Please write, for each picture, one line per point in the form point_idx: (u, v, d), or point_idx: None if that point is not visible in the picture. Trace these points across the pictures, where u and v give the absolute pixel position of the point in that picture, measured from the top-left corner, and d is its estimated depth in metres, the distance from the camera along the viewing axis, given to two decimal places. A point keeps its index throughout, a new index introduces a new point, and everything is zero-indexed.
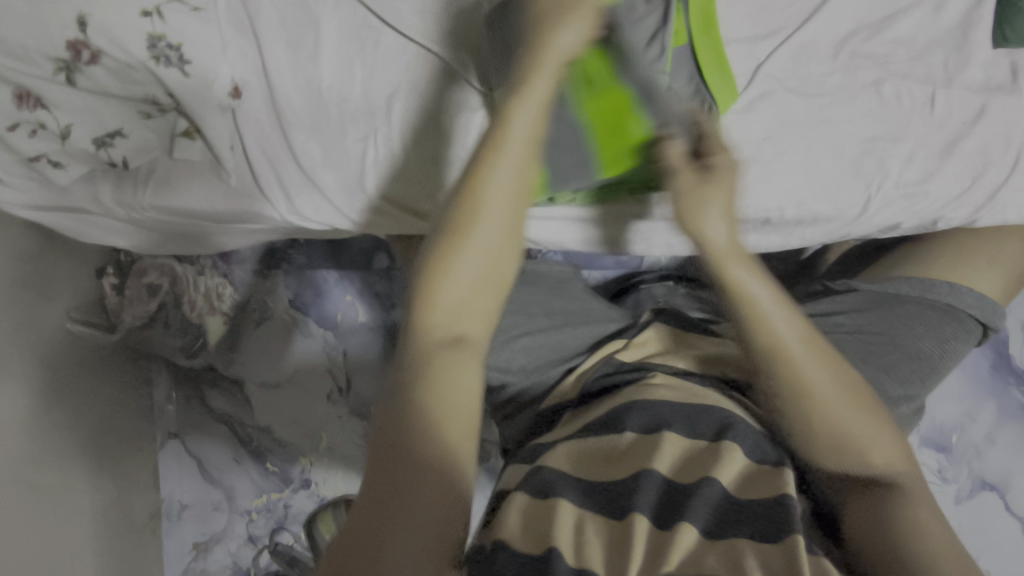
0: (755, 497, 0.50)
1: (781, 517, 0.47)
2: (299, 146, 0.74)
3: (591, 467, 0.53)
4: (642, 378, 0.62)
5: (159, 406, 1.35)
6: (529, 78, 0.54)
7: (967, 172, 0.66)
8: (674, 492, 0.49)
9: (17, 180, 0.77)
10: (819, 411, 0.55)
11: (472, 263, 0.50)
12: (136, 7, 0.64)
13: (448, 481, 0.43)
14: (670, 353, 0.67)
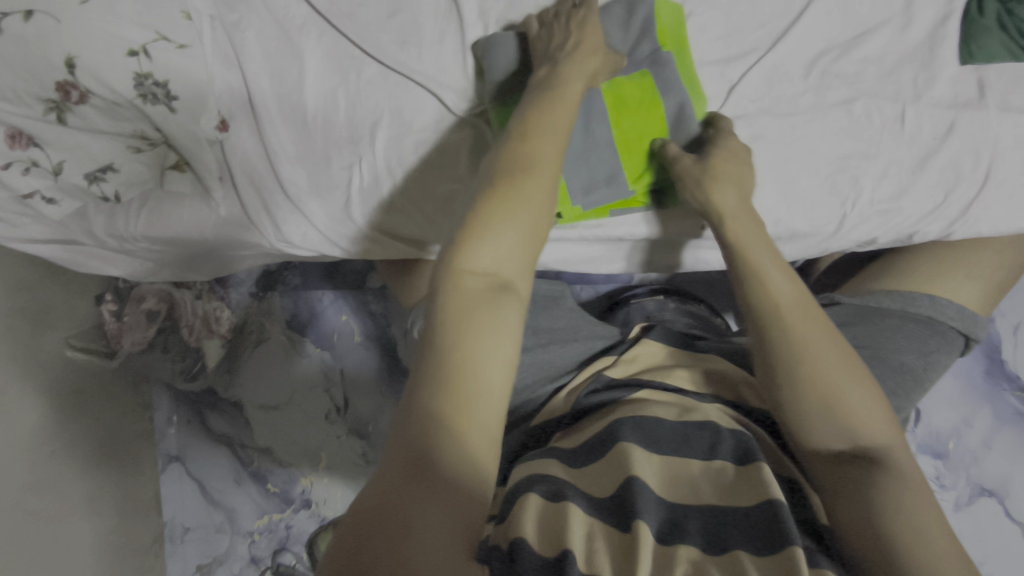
0: (750, 504, 0.49)
1: (780, 523, 0.46)
2: (285, 174, 0.75)
3: (584, 481, 0.53)
4: (629, 395, 0.62)
5: (161, 429, 1.35)
6: (546, 100, 0.60)
7: (939, 187, 0.66)
8: (666, 509, 0.49)
9: (12, 216, 0.79)
10: (807, 375, 0.55)
11: (513, 229, 0.52)
12: (122, 48, 0.65)
13: (476, 467, 0.44)
14: (659, 368, 0.67)
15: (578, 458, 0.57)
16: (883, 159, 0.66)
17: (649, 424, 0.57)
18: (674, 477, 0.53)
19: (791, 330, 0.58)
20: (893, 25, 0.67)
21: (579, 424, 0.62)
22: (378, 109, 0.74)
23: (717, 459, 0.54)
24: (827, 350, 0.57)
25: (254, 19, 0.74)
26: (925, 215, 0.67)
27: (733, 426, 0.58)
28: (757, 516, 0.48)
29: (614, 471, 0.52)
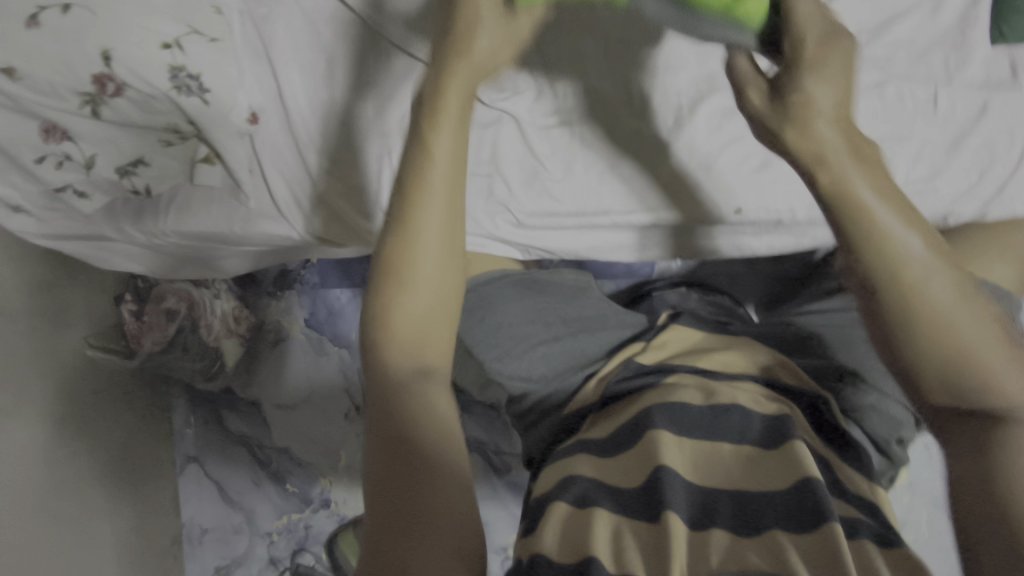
0: (777, 488, 0.48)
1: (809, 505, 0.46)
2: (314, 166, 0.77)
3: (611, 472, 0.53)
4: (660, 380, 0.61)
5: (179, 431, 1.38)
6: (453, 68, 0.52)
7: (974, 167, 0.66)
8: (697, 494, 0.49)
9: (43, 211, 0.79)
10: (930, 331, 0.46)
11: (431, 251, 0.50)
12: (156, 41, 0.66)
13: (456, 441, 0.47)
14: (691, 354, 0.66)
15: (607, 446, 0.56)
16: (918, 140, 0.65)
17: (679, 408, 0.56)
18: (705, 462, 0.52)
19: (914, 290, 0.46)
20: (923, 10, 0.64)
21: (609, 409, 0.62)
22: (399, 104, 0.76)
23: (747, 443, 0.53)
24: (957, 304, 0.46)
25: (282, 13, 0.73)
26: (959, 196, 0.66)
27: (766, 408, 0.57)
28: (788, 500, 0.47)
29: (645, 459, 0.52)
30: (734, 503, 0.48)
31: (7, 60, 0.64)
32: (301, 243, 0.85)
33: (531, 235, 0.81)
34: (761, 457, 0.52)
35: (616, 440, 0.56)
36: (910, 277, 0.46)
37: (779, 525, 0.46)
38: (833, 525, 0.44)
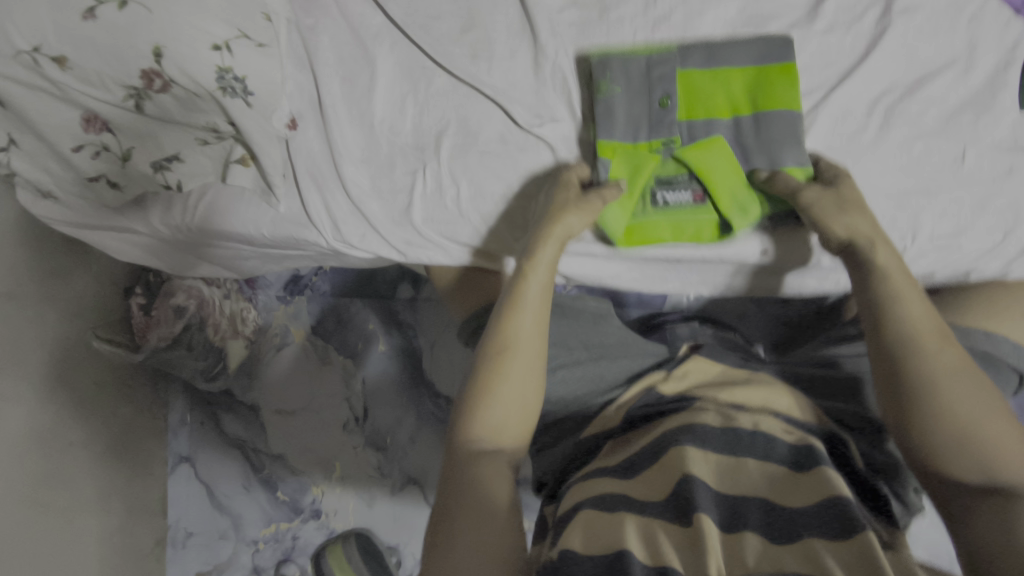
0: (805, 503, 0.48)
1: (843, 516, 0.46)
2: (348, 175, 0.77)
3: (636, 488, 0.53)
4: (685, 405, 0.61)
5: (174, 429, 1.36)
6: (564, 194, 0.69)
7: (999, 227, 0.66)
8: (724, 502, 0.49)
9: (71, 199, 0.80)
10: (940, 391, 0.56)
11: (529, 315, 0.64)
12: (206, 41, 0.67)
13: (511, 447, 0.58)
14: (713, 384, 0.66)
15: (629, 467, 0.56)
16: (943, 197, 0.66)
17: (702, 429, 0.56)
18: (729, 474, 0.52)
19: (926, 358, 0.57)
20: (956, 69, 0.65)
21: (629, 432, 0.62)
22: (436, 119, 0.76)
23: (772, 461, 0.53)
24: (961, 374, 0.56)
25: (330, 25, 0.77)
26: (983, 254, 0.67)
27: (790, 435, 0.57)
28: (818, 512, 0.47)
29: (668, 474, 0.52)
30: (761, 505, 0.49)
31: (59, 49, 0.64)
32: (323, 250, 0.85)
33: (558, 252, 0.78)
34: (787, 476, 0.52)
35: (642, 458, 0.56)
36: (924, 348, 0.58)
37: (811, 532, 0.46)
38: (863, 530, 0.45)
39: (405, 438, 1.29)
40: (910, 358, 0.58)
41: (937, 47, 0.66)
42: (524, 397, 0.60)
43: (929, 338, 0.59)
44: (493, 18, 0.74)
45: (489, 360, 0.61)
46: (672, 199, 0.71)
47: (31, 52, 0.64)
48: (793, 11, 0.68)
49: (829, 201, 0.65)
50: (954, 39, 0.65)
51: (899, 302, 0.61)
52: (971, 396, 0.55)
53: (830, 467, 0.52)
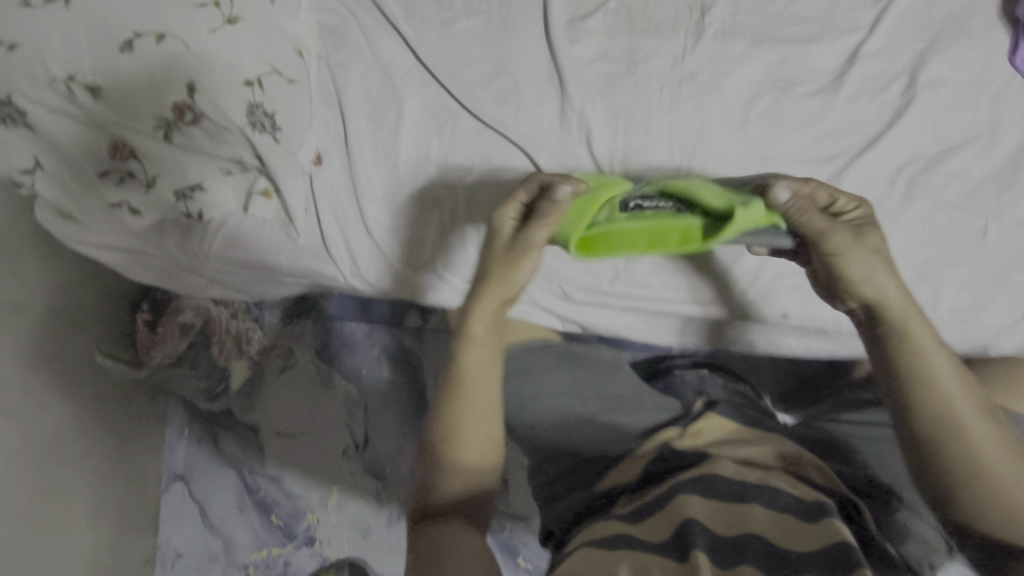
0: (805, 547, 0.49)
1: (845, 558, 0.47)
2: (370, 214, 0.77)
3: (646, 527, 0.54)
4: (703, 459, 0.61)
5: (171, 444, 1.34)
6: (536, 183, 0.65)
7: (1017, 304, 0.66)
8: (725, 543, 0.50)
9: (90, 220, 0.79)
10: (969, 466, 0.56)
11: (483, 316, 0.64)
12: (239, 77, 0.69)
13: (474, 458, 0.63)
14: (730, 440, 0.65)
15: (642, 510, 0.57)
16: (964, 268, 0.66)
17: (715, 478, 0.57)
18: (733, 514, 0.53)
19: (966, 436, 0.56)
20: (978, 145, 0.66)
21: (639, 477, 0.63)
22: (459, 162, 0.76)
23: (779, 509, 0.54)
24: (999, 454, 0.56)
25: (360, 62, 0.78)
26: (1001, 329, 0.67)
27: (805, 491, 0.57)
28: (821, 556, 0.48)
29: (669, 518, 0.53)
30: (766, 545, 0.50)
31: (94, 78, 0.65)
32: (336, 283, 0.86)
33: (570, 309, 0.79)
34: (792, 524, 0.52)
35: (651, 506, 0.57)
36: (963, 431, 0.57)
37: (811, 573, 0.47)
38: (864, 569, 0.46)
39: (404, 469, 1.28)
40: (940, 441, 0.57)
41: (961, 121, 0.67)
42: (485, 425, 0.63)
43: (960, 418, 0.57)
44: (522, 67, 0.76)
45: (445, 385, 0.64)
46: (648, 205, 0.60)
47: (67, 80, 0.65)
48: (819, 77, 0.69)
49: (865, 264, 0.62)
50: (976, 115, 0.66)
51: (939, 375, 0.58)
52: (1006, 465, 0.56)
53: (836, 517, 0.52)
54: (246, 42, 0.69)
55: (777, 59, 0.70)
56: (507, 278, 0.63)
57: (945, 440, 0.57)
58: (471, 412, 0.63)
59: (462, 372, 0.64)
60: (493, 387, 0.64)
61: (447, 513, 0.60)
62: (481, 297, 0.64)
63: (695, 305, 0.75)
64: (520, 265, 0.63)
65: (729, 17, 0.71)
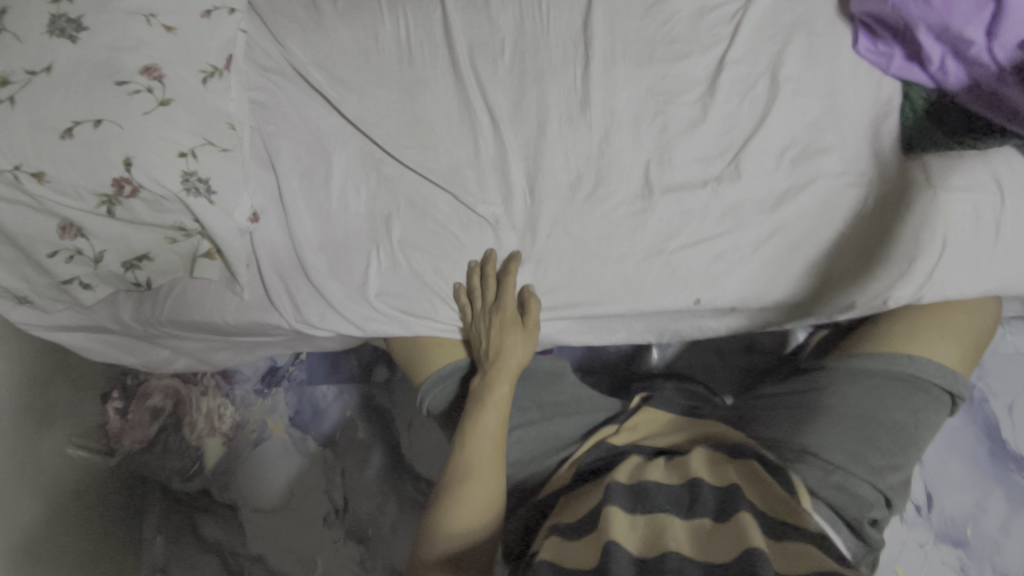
0: (720, 555, 0.46)
1: (727, 501, 0.53)
2: (308, 261, 0.81)
3: (568, 554, 0.51)
4: (629, 460, 0.63)
5: (147, 539, 1.18)
6: (480, 406, 0.69)
7: (901, 258, 0.69)
8: (627, 494, 0.56)
9: (46, 301, 0.85)
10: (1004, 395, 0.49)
11: (482, 446, 0.66)
12: (173, 150, 0.75)
13: (477, 472, 0.64)
14: (674, 432, 0.69)
15: (570, 530, 0.55)
16: (829, 232, 0.73)
17: (645, 485, 0.57)
18: (698, 535, 0.50)
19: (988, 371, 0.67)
20: (841, 125, 0.74)
21: (580, 487, 0.63)
22: (377, 195, 0.82)
23: (696, 514, 0.53)
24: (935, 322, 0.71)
25: (289, 130, 0.86)
26: (895, 282, 0.69)
27: (720, 460, 0.61)
28: (718, 496, 0.54)
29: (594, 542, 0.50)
30: (685, 561, 0.46)
31: (38, 165, 0.72)
32: (289, 334, 0.88)
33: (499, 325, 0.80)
34: (710, 529, 0.50)
35: (581, 482, 0.64)
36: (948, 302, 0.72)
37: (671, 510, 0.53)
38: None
39: (388, 527, 1.15)
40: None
41: (838, 117, 0.74)
42: (459, 470, 0.65)
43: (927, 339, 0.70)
44: (435, 113, 0.83)
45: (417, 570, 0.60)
46: None
47: (13, 170, 0.72)
48: (695, 87, 0.77)
49: (930, 341, 0.70)
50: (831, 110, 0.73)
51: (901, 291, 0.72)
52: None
53: (737, 468, 0.59)
54: (178, 120, 0.76)
55: (655, 76, 0.78)
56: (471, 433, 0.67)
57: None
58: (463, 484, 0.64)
59: (461, 465, 0.65)
60: (490, 474, 0.64)
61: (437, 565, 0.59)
62: (484, 406, 0.69)
63: (672, 298, 0.75)
64: (510, 379, 0.72)
65: (607, 45, 0.79)
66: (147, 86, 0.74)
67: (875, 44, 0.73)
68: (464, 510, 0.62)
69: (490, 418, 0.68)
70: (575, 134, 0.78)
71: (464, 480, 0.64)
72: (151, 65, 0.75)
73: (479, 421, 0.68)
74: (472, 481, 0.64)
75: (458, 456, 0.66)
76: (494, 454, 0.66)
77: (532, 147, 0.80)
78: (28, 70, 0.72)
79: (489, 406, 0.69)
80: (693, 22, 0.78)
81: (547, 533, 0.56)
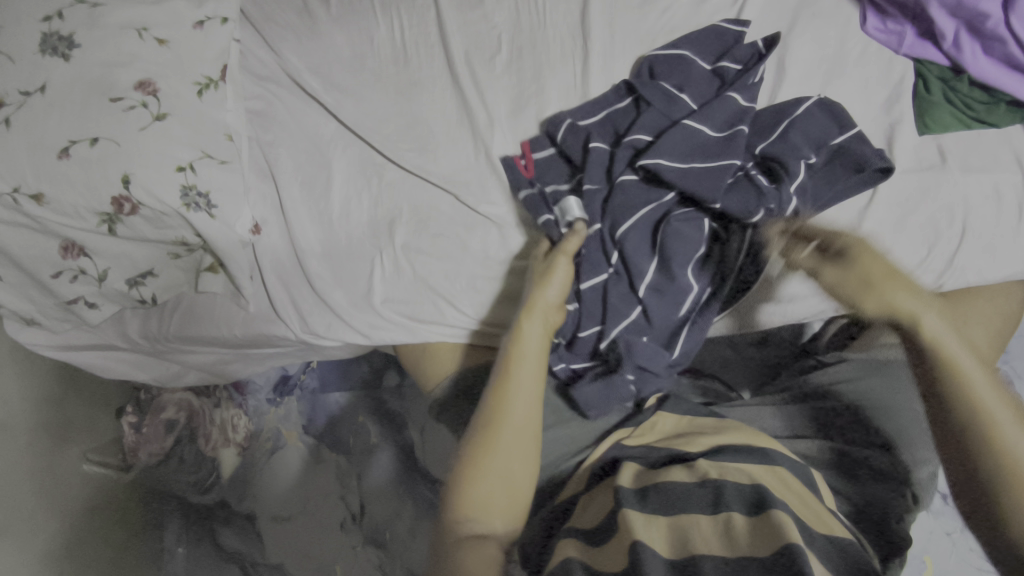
0: (758, 556, 0.43)
1: (758, 499, 0.49)
2: (312, 271, 0.80)
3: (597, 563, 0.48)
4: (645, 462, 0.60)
5: (169, 550, 1.15)
6: (512, 369, 0.64)
7: (922, 242, 0.70)
8: (645, 496, 0.53)
9: (53, 322, 0.85)
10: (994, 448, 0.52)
11: (516, 415, 0.62)
12: (171, 164, 0.74)
13: (514, 443, 0.61)
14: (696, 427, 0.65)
15: (591, 535, 0.52)
16: (843, 218, 0.71)
17: (664, 485, 0.53)
18: (727, 536, 0.47)
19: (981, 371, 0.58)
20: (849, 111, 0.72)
21: (595, 490, 0.60)
22: (380, 199, 0.81)
23: (724, 510, 0.49)
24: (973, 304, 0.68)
25: (288, 138, 0.84)
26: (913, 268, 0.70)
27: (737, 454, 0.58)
28: (746, 493, 0.50)
29: (619, 545, 0.48)
30: (720, 566, 0.44)
31: (37, 187, 0.72)
32: (297, 345, 0.88)
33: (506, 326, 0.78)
34: (742, 529, 0.47)
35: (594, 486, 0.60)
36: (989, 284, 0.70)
37: (697, 510, 0.50)
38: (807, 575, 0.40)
39: (403, 534, 1.10)
40: (991, 492, 0.51)
41: (852, 101, 0.75)
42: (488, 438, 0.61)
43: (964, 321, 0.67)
44: (433, 114, 0.82)
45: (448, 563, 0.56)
46: None
47: (13, 193, 0.72)
48: None
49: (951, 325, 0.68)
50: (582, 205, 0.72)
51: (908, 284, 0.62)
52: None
53: (758, 464, 0.55)
54: (175, 133, 0.75)
55: None
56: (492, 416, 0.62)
57: (1009, 478, 0.51)
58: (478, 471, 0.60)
59: (491, 435, 0.61)
60: (525, 440, 0.62)
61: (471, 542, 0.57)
62: (518, 370, 0.64)
63: None
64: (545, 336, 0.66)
65: (605, 37, 0.79)
66: (141, 101, 0.74)
67: (883, 23, 0.76)
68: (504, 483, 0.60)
69: (527, 384, 0.63)
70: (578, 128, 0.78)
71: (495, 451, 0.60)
72: (145, 80, 0.74)
73: (511, 388, 0.63)
74: (504, 453, 0.60)
75: (485, 423, 0.62)
76: (528, 421, 0.62)
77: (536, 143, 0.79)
78: (22, 91, 0.72)
79: (522, 371, 0.64)
80: (693, 7, 0.79)
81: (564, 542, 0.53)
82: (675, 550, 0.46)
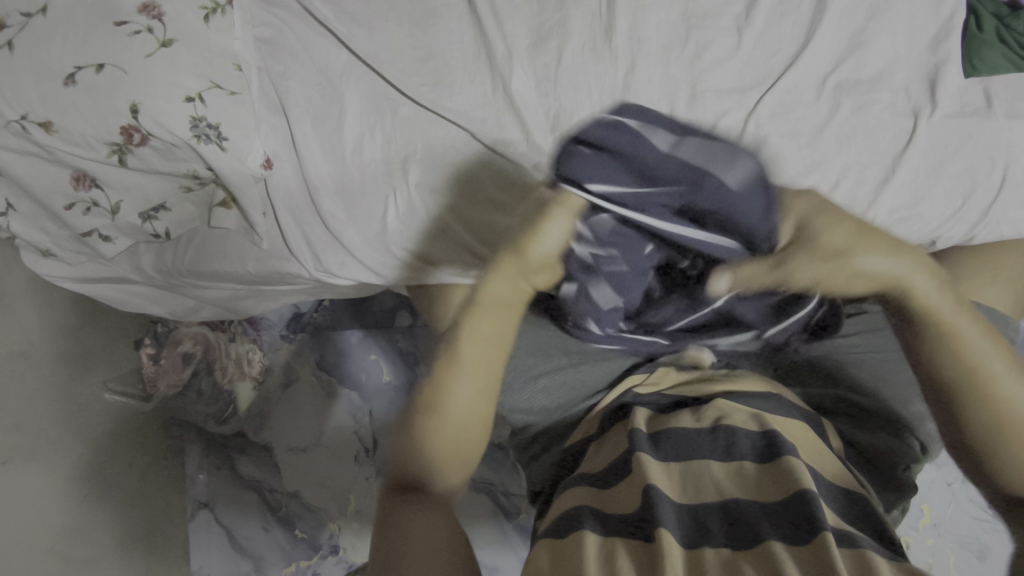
0: (772, 502, 0.44)
1: (772, 448, 0.49)
2: (325, 209, 0.79)
3: (607, 501, 0.49)
4: (656, 409, 0.59)
5: (191, 476, 1.12)
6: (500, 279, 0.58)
7: (957, 193, 0.67)
8: (658, 441, 0.53)
9: (68, 254, 0.86)
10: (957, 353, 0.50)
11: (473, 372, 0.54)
12: (181, 94, 0.71)
13: (478, 392, 0.54)
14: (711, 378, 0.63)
15: (604, 479, 0.53)
16: (874, 168, 0.68)
17: (675, 432, 0.53)
18: (741, 484, 0.47)
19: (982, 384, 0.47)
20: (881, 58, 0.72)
21: (605, 434, 0.60)
22: (392, 131, 0.78)
23: (735, 459, 0.49)
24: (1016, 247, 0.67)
25: (299, 70, 0.81)
26: (948, 219, 0.66)
27: (752, 399, 0.55)
28: (759, 440, 0.50)
29: (632, 486, 0.49)
30: (728, 511, 0.45)
31: (44, 115, 0.70)
32: (309, 282, 0.89)
33: None
34: (754, 477, 0.47)
35: (603, 429, 0.61)
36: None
37: (708, 454, 0.50)
38: (821, 530, 0.40)
39: None
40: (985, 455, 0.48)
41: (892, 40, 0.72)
42: (442, 375, 0.54)
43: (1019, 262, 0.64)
44: (450, 48, 0.79)
45: (390, 531, 0.48)
46: None
47: (20, 120, 0.70)
48: (733, 6, 0.75)
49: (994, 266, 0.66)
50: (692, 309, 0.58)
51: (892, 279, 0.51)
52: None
53: (776, 413, 0.54)
54: (183, 60, 0.72)
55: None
56: (443, 391, 0.53)
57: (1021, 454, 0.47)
58: (440, 443, 0.52)
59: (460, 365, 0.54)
60: (496, 368, 0.56)
61: (419, 507, 0.49)
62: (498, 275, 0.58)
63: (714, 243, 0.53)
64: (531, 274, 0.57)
65: None
66: (147, 26, 0.70)
67: None
68: (461, 441, 0.53)
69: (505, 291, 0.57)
70: (601, 59, 0.75)
71: (448, 387, 0.53)
72: (149, 3, 0.71)
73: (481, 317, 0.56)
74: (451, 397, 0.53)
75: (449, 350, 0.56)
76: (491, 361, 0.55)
77: (559, 76, 0.75)
78: (23, 12, 0.70)
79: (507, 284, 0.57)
80: None
81: (579, 483, 0.55)
82: (687, 495, 0.47)
